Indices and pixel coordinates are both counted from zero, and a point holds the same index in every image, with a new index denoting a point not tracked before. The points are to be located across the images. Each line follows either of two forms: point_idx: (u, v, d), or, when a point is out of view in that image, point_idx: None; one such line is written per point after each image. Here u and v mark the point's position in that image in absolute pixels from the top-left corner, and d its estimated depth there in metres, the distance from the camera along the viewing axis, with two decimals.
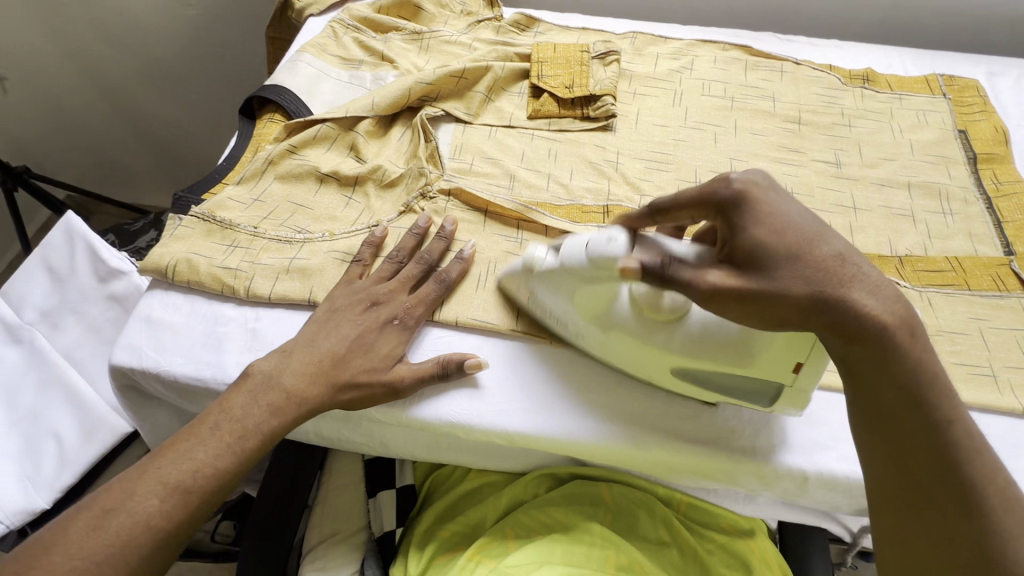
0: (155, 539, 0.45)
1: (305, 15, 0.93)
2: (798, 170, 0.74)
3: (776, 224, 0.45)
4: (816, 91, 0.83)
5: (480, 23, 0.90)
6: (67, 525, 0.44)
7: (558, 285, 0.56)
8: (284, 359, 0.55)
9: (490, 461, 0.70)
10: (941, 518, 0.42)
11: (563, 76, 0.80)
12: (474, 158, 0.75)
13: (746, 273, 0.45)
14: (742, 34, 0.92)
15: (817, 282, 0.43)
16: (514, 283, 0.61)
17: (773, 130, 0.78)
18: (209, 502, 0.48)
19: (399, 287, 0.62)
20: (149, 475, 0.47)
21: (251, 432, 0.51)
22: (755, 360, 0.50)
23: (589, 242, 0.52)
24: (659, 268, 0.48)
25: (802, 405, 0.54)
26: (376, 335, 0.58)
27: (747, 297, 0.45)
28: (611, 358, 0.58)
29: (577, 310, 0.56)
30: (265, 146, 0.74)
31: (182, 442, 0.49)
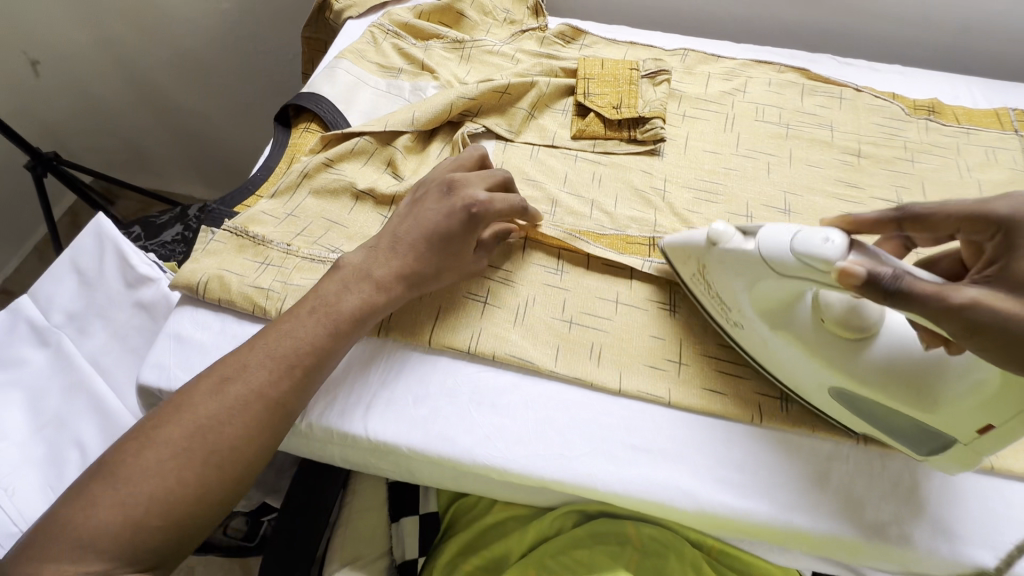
0: (267, 407, 0.49)
1: (344, 16, 0.90)
2: (857, 208, 0.70)
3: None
4: (878, 121, 0.78)
5: (525, 33, 0.87)
6: (196, 388, 0.49)
7: (738, 275, 0.53)
8: (372, 254, 0.57)
9: (523, 497, 0.67)
10: None
11: (611, 95, 0.77)
12: (515, 179, 0.72)
13: (1022, 301, 0.37)
14: (798, 55, 0.88)
15: None
16: (687, 257, 0.58)
17: (831, 162, 0.74)
18: (312, 376, 0.52)
19: (477, 179, 0.61)
20: (259, 351, 0.51)
21: (344, 316, 0.54)
22: (938, 406, 0.45)
23: (797, 236, 0.46)
24: (895, 278, 0.39)
25: (972, 465, 0.48)
26: (454, 218, 0.58)
27: (1018, 328, 0.36)
28: (767, 359, 0.56)
29: (750, 301, 0.54)
30: (301, 158, 0.72)
31: (283, 324, 0.53)
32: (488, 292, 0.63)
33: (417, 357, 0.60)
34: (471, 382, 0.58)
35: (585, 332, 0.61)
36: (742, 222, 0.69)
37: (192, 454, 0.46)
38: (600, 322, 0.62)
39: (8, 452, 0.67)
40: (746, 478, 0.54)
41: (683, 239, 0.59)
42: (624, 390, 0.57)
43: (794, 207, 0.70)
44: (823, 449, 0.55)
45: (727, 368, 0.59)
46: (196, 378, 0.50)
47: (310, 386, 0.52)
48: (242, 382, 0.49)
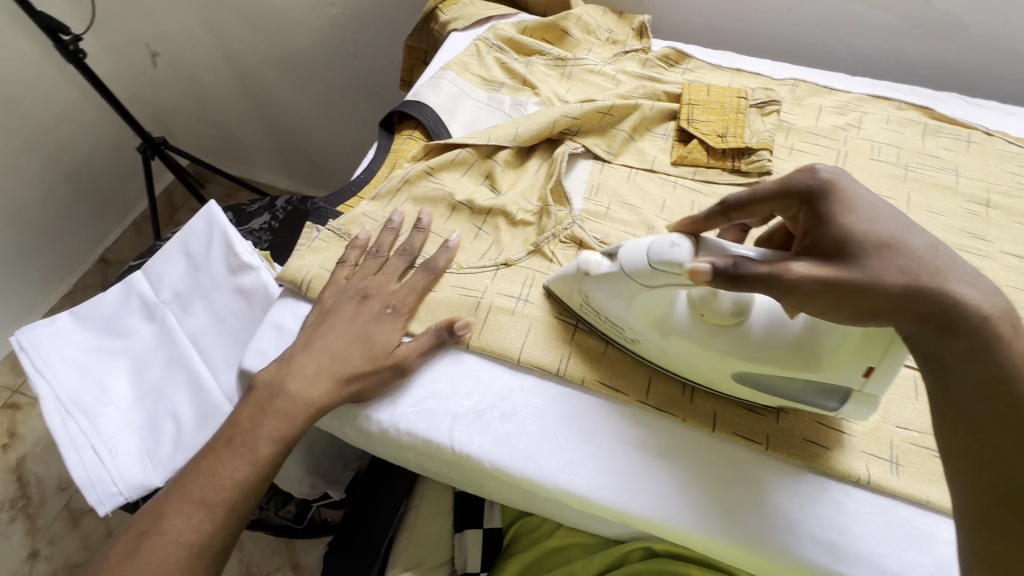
0: (192, 551, 0.52)
1: (449, 28, 0.93)
2: (983, 262, 0.65)
3: (866, 214, 0.43)
4: (1009, 169, 0.72)
5: (627, 54, 0.87)
6: (122, 545, 0.52)
7: (620, 302, 0.54)
8: (285, 368, 0.57)
9: (599, 527, 0.65)
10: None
11: (716, 123, 0.75)
12: (611, 202, 0.71)
13: (834, 262, 0.42)
14: (918, 93, 0.83)
15: (911, 272, 0.40)
16: (566, 288, 0.59)
17: (954, 211, 0.69)
18: (235, 508, 0.54)
19: (386, 279, 0.63)
20: (179, 496, 0.53)
21: (265, 438, 0.55)
22: (825, 358, 0.48)
23: (650, 246, 0.49)
24: (733, 268, 0.43)
25: (875, 407, 0.50)
26: (371, 326, 0.60)
27: (836, 288, 0.41)
28: (673, 365, 0.56)
29: (635, 317, 0.55)
30: (403, 164, 0.74)
31: (202, 462, 0.55)
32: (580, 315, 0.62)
33: (504, 372, 0.59)
34: (557, 406, 0.57)
35: None
36: None
37: None
38: None
39: (114, 416, 0.73)
40: (852, 539, 0.51)
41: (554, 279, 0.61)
42: (718, 431, 0.55)
43: None
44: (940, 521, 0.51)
45: (832, 422, 0.55)
46: (124, 534, 0.53)
47: (236, 519, 0.54)
48: (167, 528, 0.52)
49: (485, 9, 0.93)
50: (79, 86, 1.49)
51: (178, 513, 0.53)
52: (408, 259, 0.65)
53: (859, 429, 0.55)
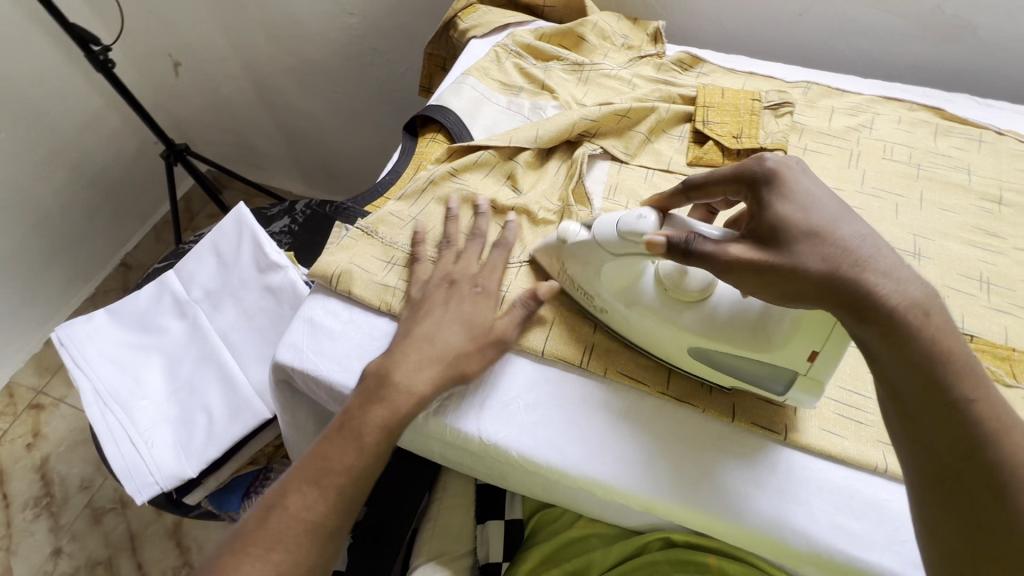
0: (308, 529, 0.51)
1: (468, 36, 0.96)
2: (996, 258, 0.66)
3: (802, 203, 0.45)
4: (1021, 168, 0.74)
5: (642, 58, 0.89)
6: (245, 523, 0.52)
7: (590, 267, 0.59)
8: (393, 358, 0.57)
9: (618, 516, 0.67)
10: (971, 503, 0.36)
11: (731, 124, 0.77)
12: (628, 201, 0.74)
13: (766, 246, 0.44)
14: (930, 94, 0.84)
15: (833, 261, 0.41)
16: (549, 256, 0.64)
17: (967, 208, 0.71)
18: (348, 492, 0.53)
19: (467, 263, 0.66)
20: (296, 477, 0.53)
21: (371, 428, 0.54)
22: (771, 344, 0.51)
23: (619, 220, 0.55)
24: (683, 243, 0.48)
25: (819, 394, 0.52)
26: (469, 309, 0.61)
27: (764, 272, 0.44)
28: (636, 336, 0.60)
29: (604, 285, 0.59)
30: (427, 166, 0.77)
31: (318, 447, 0.54)
32: None
33: (529, 364, 0.61)
34: (583, 397, 0.59)
35: None
36: None
37: None
38: None
39: (149, 410, 0.76)
40: (870, 526, 0.52)
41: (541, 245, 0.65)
42: (738, 421, 0.57)
43: (926, 252, 0.67)
44: None
45: (847, 413, 0.57)
46: (246, 516, 0.53)
47: (347, 501, 0.53)
48: (283, 503, 0.52)
49: (503, 17, 0.96)
50: (104, 96, 1.54)
51: (291, 490, 0.52)
52: (481, 242, 0.68)
53: (875, 419, 0.57)
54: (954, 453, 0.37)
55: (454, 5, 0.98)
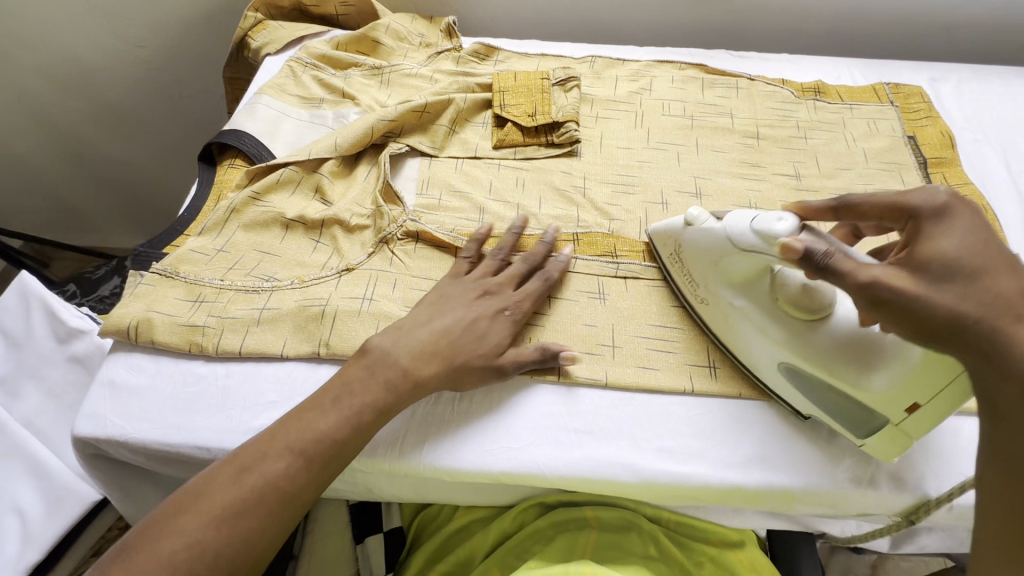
0: (281, 494, 0.50)
1: (263, 54, 0.92)
2: (759, 185, 0.76)
3: (963, 242, 0.45)
4: (772, 105, 0.85)
5: (440, 54, 0.91)
6: (214, 475, 0.49)
7: (711, 262, 0.60)
8: (402, 338, 0.58)
9: (479, 498, 0.69)
10: None
11: (525, 105, 0.81)
12: (442, 192, 0.75)
13: (916, 277, 0.45)
14: (696, 53, 0.95)
15: (987, 308, 0.42)
16: (665, 241, 0.66)
17: (733, 146, 0.81)
18: (332, 465, 0.52)
19: (507, 282, 0.65)
20: (278, 439, 0.51)
21: (364, 406, 0.54)
22: (870, 382, 0.51)
23: (758, 216, 0.55)
24: (821, 256, 0.47)
25: (904, 451, 0.53)
26: (488, 323, 0.61)
27: (910, 300, 0.44)
28: (728, 337, 0.61)
29: (722, 278, 0.60)
30: (228, 194, 0.73)
31: (306, 410, 0.53)
32: None
33: None
34: None
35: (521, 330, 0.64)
36: (659, 209, 0.74)
37: (209, 545, 0.46)
38: (536, 318, 0.65)
39: None
40: (675, 442, 0.58)
41: (659, 244, 0.67)
42: (563, 378, 0.61)
43: (704, 190, 0.76)
44: (751, 407, 0.60)
45: (656, 347, 0.63)
46: (215, 466, 0.50)
47: (328, 475, 0.52)
48: (258, 466, 0.50)
49: (296, 30, 0.94)
50: None
51: (266, 453, 0.51)
52: (528, 263, 0.66)
53: (680, 346, 0.64)
54: None
55: (241, 24, 0.94)
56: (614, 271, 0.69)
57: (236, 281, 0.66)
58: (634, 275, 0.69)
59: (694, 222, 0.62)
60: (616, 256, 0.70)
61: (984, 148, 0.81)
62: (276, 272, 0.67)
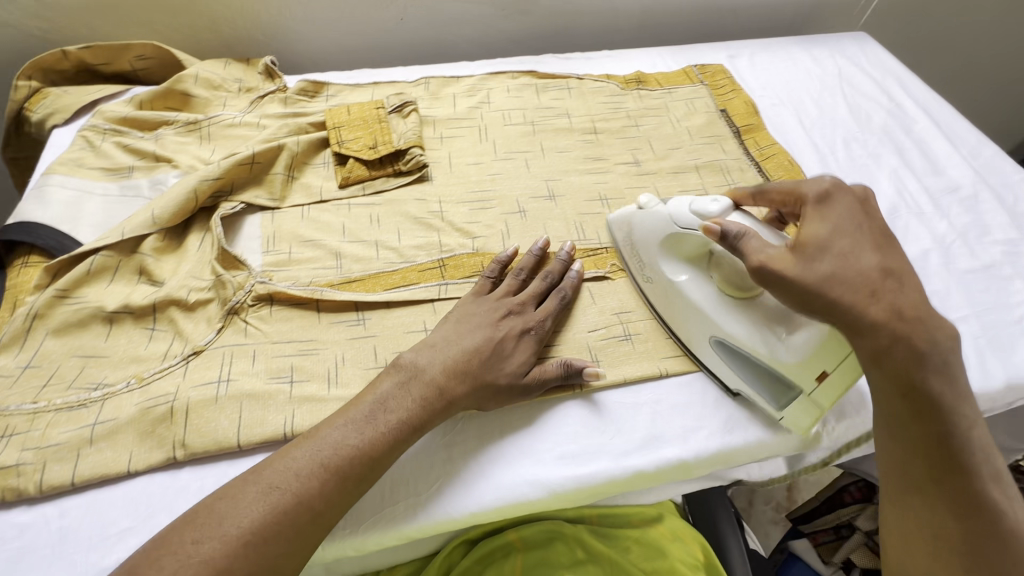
0: (310, 512, 0.47)
1: (48, 127, 0.80)
2: (605, 177, 0.80)
3: (833, 226, 0.53)
4: (602, 100, 0.91)
5: (264, 97, 0.85)
6: (238, 488, 0.47)
7: (657, 240, 0.64)
8: (433, 357, 0.57)
9: (400, 554, 0.65)
10: (934, 511, 0.49)
11: (364, 137, 0.78)
12: (291, 245, 0.70)
13: (798, 258, 0.52)
14: (525, 60, 0.98)
15: (848, 285, 0.50)
16: (620, 226, 0.70)
17: (575, 145, 0.84)
18: (363, 483, 0.50)
19: (527, 300, 0.64)
20: (308, 458, 0.49)
21: (399, 424, 0.53)
22: (787, 354, 0.56)
23: (692, 203, 0.60)
24: (733, 237, 0.55)
25: (817, 419, 0.58)
26: (513, 344, 0.60)
27: (789, 278, 0.51)
28: (668, 313, 0.66)
29: (668, 255, 0.64)
30: (26, 299, 0.62)
31: (334, 426, 0.51)
32: (292, 370, 0.59)
33: (229, 466, 0.54)
34: None
35: None
36: (518, 218, 0.75)
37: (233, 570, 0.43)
38: None
39: None
40: (576, 444, 0.59)
41: (619, 233, 0.71)
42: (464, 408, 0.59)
43: (557, 192, 0.78)
44: (636, 390, 0.62)
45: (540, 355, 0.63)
46: (231, 483, 0.48)
47: (354, 495, 0.50)
48: (292, 484, 0.47)
49: (85, 94, 0.82)
50: None
51: (299, 471, 0.48)
52: (548, 281, 0.66)
53: (563, 347, 0.64)
54: (931, 475, 0.49)
55: (12, 96, 0.81)
56: None
57: (54, 398, 0.56)
58: None
59: (647, 205, 0.65)
60: None
61: (782, 111, 0.92)
62: (105, 376, 0.58)
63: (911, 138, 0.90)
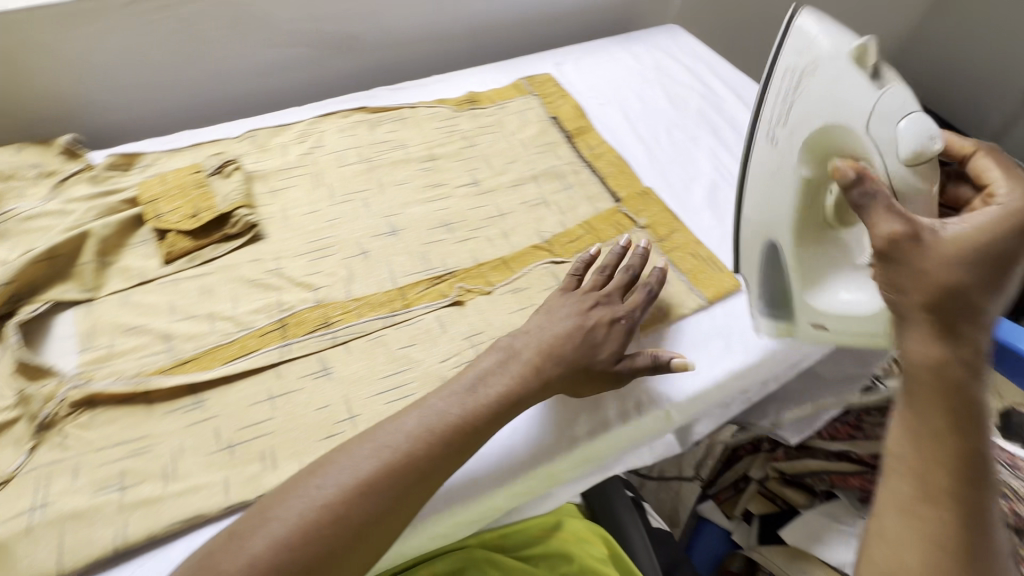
0: (387, 496, 0.49)
1: None
2: (446, 202, 0.81)
3: (991, 224, 0.43)
4: (436, 125, 0.92)
5: (67, 179, 0.78)
6: (304, 476, 0.50)
7: (824, 106, 0.54)
8: (530, 337, 0.62)
9: None
10: (945, 556, 0.38)
11: (184, 206, 0.74)
12: (113, 336, 0.65)
13: (931, 235, 0.42)
14: (356, 96, 0.97)
15: (969, 290, 0.40)
16: (797, 44, 0.57)
17: (414, 175, 0.84)
18: (430, 481, 0.52)
19: (615, 291, 0.67)
20: (373, 451, 0.51)
21: (460, 419, 0.54)
22: (855, 313, 0.58)
23: (880, 107, 0.51)
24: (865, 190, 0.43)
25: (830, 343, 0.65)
26: (605, 331, 0.63)
27: (899, 253, 0.41)
28: (757, 193, 0.63)
29: (812, 142, 0.56)
30: None
31: (395, 419, 0.54)
32: (122, 475, 0.55)
33: None
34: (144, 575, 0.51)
35: (249, 447, 0.58)
36: (360, 260, 0.74)
37: (313, 542, 0.46)
38: (262, 427, 0.59)
39: None
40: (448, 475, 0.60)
41: (771, 96, 0.59)
42: None
43: (399, 226, 0.78)
44: None
45: (394, 397, 0.62)
46: (299, 472, 0.51)
47: (424, 492, 0.52)
48: (361, 471, 0.50)
49: None
50: None
51: (368, 459, 0.50)
52: (631, 274, 0.68)
53: (416, 382, 0.63)
54: (955, 511, 0.39)
55: None
56: (333, 341, 0.66)
57: None
58: (354, 336, 0.66)
59: (816, 70, 0.55)
60: (330, 325, 0.67)
61: (609, 109, 0.98)
62: None
63: (723, 117, 0.98)
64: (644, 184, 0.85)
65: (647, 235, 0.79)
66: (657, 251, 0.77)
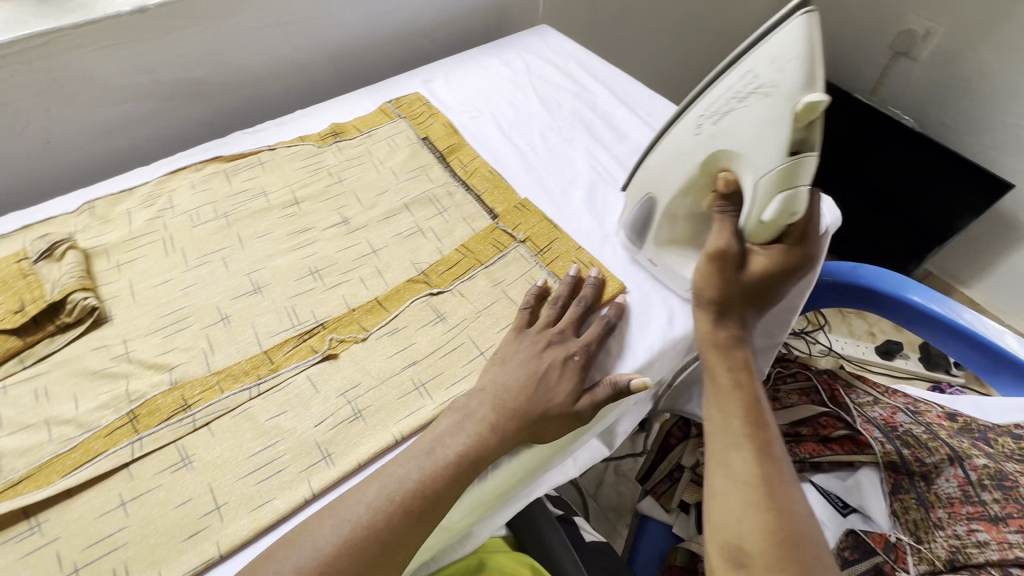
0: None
1: None
2: (314, 248, 0.76)
3: (770, 264, 0.62)
4: (299, 165, 0.86)
5: None
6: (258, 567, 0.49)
7: (742, 127, 0.58)
8: (487, 381, 0.62)
9: None
10: (748, 505, 0.51)
11: (7, 301, 0.66)
12: None
13: (731, 265, 0.62)
14: (210, 146, 0.91)
15: (742, 302, 0.63)
16: (769, 55, 0.55)
17: (277, 223, 0.79)
18: (393, 557, 0.52)
19: (568, 327, 0.67)
20: (329, 533, 0.51)
21: (414, 493, 0.54)
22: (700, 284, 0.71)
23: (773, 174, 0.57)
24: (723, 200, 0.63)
25: None
26: (559, 372, 0.63)
27: (716, 265, 0.62)
28: (669, 163, 0.68)
29: (725, 153, 0.61)
30: None
31: (358, 492, 0.54)
32: None
33: None
34: None
35: (98, 567, 0.51)
36: (220, 328, 0.68)
37: None
38: (111, 542, 0.53)
39: None
40: None
41: (719, 88, 0.60)
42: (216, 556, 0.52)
43: (262, 282, 0.72)
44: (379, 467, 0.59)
45: (265, 475, 0.57)
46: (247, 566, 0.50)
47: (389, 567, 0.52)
48: (317, 557, 0.50)
49: None
50: None
51: (325, 542, 0.50)
52: (580, 306, 0.69)
53: (289, 454, 0.58)
54: (753, 474, 0.53)
55: None
56: (192, 425, 0.60)
57: None
58: (216, 415, 0.61)
59: (767, 95, 0.56)
60: (188, 408, 0.61)
61: (481, 121, 0.95)
62: None
63: (597, 113, 0.98)
64: (520, 196, 0.83)
65: (528, 249, 0.77)
66: (539, 264, 0.75)
